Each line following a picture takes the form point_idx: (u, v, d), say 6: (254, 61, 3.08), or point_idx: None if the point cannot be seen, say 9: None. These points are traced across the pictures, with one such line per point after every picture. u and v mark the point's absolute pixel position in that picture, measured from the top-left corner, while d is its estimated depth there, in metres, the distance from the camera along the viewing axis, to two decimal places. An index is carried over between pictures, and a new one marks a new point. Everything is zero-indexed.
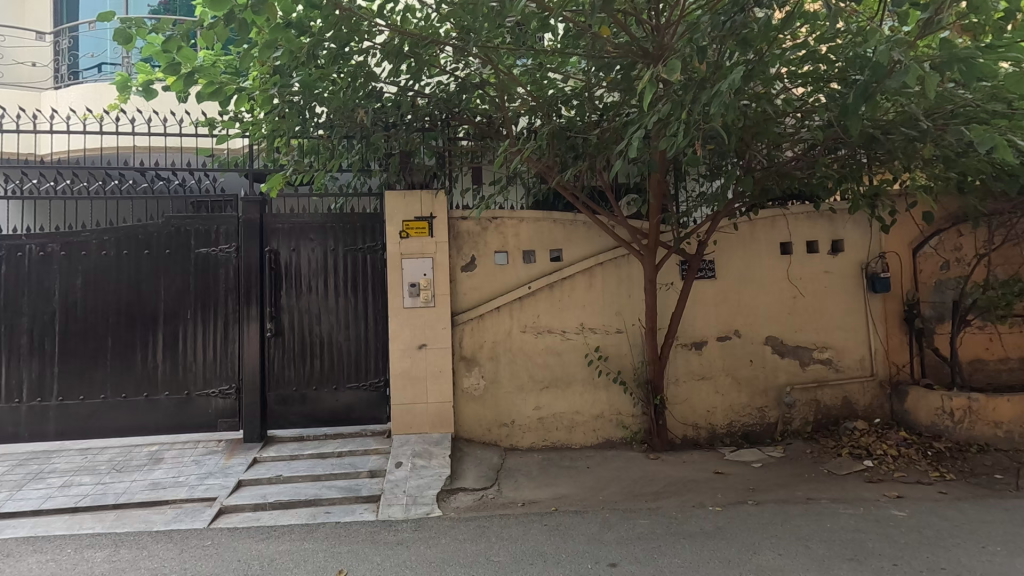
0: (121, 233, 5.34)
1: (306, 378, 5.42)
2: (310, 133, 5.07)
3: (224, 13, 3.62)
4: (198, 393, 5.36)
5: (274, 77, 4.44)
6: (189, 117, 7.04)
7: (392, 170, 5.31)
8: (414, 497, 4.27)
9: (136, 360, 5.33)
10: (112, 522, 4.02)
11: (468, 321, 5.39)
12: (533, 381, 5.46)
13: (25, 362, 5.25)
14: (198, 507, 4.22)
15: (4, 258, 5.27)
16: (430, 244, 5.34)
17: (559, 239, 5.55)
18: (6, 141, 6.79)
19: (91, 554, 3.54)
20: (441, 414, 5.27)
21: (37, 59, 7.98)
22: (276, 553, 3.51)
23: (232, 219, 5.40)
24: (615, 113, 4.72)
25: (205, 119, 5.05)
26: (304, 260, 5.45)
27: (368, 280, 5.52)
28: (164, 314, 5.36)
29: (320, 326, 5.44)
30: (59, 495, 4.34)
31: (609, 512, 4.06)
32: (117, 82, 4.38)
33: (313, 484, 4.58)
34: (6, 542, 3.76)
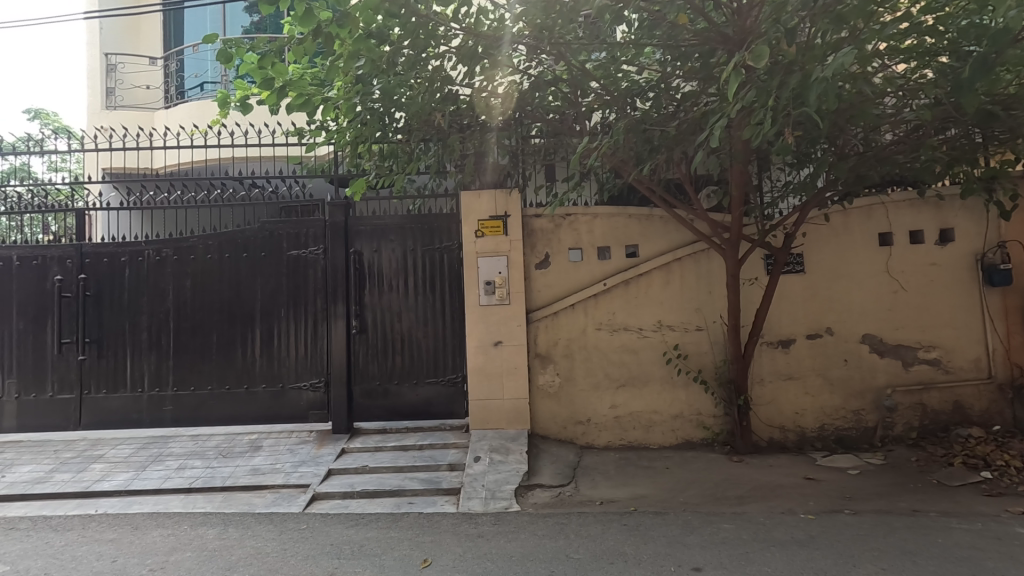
0: (223, 238, 5.81)
1: (388, 372, 5.65)
2: (389, 137, 5.16)
3: (311, 28, 3.88)
4: (291, 386, 5.73)
5: (357, 86, 4.64)
6: (279, 128, 7.53)
7: (467, 171, 5.41)
8: (492, 492, 4.35)
9: (237, 355, 5.78)
10: (220, 502, 4.39)
11: (543, 318, 5.41)
12: (610, 379, 5.39)
13: (145, 355, 5.83)
14: (293, 493, 4.52)
15: (127, 262, 5.86)
16: (504, 242, 5.40)
17: (634, 234, 5.45)
18: (127, 158, 7.58)
19: (204, 532, 3.89)
20: (516, 410, 5.33)
21: (151, 83, 8.90)
22: (364, 539, 3.69)
23: (319, 222, 5.74)
24: (692, 103, 4.54)
25: (294, 129, 5.25)
26: (385, 260, 5.68)
27: (446, 278, 5.68)
28: (261, 312, 5.77)
29: (401, 323, 5.66)
30: (175, 477, 4.80)
31: (691, 515, 3.94)
32: (219, 98, 4.77)
33: (396, 475, 4.77)
34: (134, 517, 4.20)
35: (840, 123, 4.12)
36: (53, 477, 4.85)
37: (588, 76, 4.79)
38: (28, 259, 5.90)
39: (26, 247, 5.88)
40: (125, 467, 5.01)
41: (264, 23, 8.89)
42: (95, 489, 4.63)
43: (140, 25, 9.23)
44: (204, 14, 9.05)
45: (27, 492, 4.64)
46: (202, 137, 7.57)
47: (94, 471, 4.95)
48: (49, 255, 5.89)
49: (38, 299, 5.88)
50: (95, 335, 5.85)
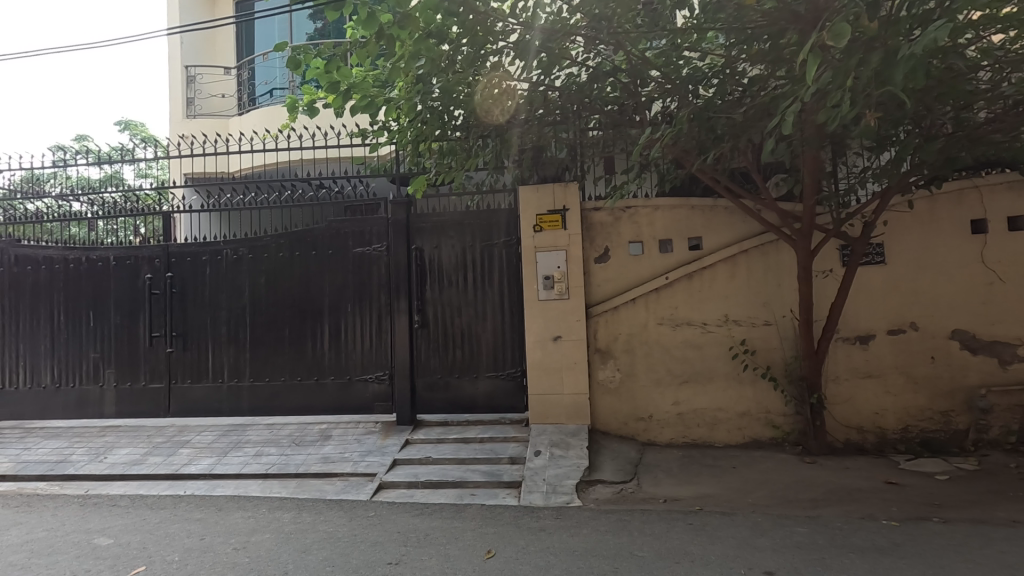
0: (294, 237, 6.10)
1: (449, 366, 5.76)
2: (449, 135, 5.23)
3: (374, 31, 4.01)
4: (357, 378, 5.95)
5: (417, 86, 4.72)
6: (344, 130, 7.81)
7: (524, 166, 5.41)
8: (554, 486, 4.36)
9: (307, 348, 6.06)
10: (294, 488, 4.63)
11: (603, 313, 5.34)
12: (672, 375, 5.27)
13: (225, 348, 6.22)
14: (361, 481, 4.70)
15: (208, 261, 6.26)
16: (563, 237, 5.37)
17: (697, 226, 5.29)
18: (206, 163, 8.08)
19: (280, 515, 4.11)
20: (576, 405, 5.30)
21: (226, 92, 9.45)
22: (430, 528, 3.79)
23: (382, 220, 5.91)
24: (759, 87, 4.34)
25: (358, 131, 5.41)
26: (445, 255, 5.78)
27: (504, 273, 5.72)
28: (329, 307, 6.02)
29: (461, 318, 5.75)
30: (254, 462, 5.10)
31: (761, 517, 3.79)
32: (288, 104, 5.00)
33: (458, 466, 4.86)
34: (218, 499, 4.50)
35: (926, 102, 3.83)
36: (147, 460, 5.27)
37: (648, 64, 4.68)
38: (122, 259, 6.41)
39: (120, 248, 6.40)
40: (209, 452, 5.37)
41: (328, 29, 9.21)
42: (183, 472, 4.99)
43: (216, 38, 9.80)
44: (273, 23, 9.50)
45: (125, 472, 5.07)
46: (273, 141, 7.96)
47: (182, 455, 5.34)
48: (140, 255, 6.39)
49: (131, 296, 6.38)
50: (180, 328, 6.28)
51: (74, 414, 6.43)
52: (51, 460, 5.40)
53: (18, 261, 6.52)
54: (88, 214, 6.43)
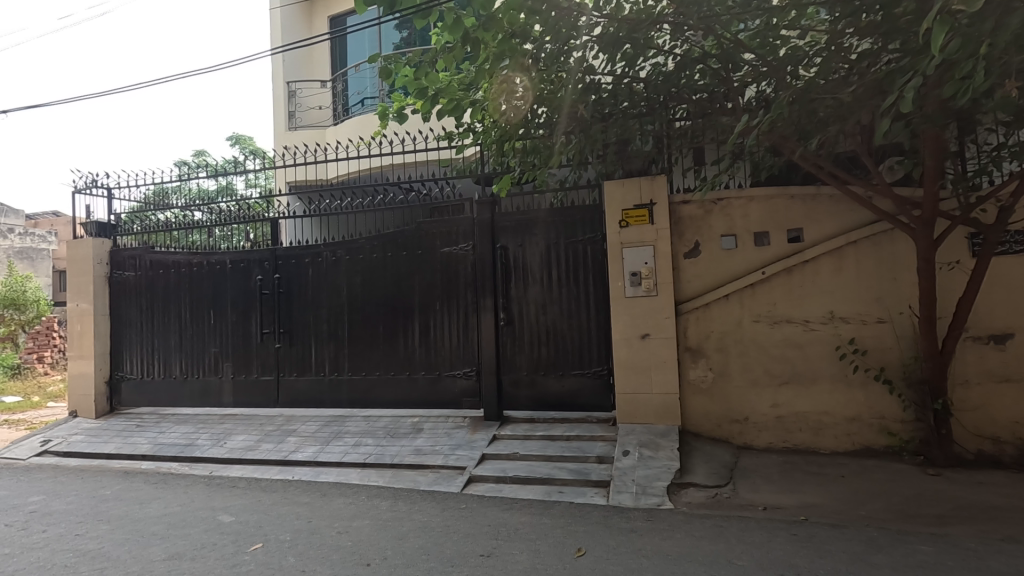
0: (386, 238, 6.40)
1: (534, 363, 5.79)
2: (531, 133, 5.21)
3: (460, 36, 4.10)
4: (446, 374, 6.14)
5: (502, 87, 4.77)
6: (431, 134, 8.08)
7: (609, 160, 5.30)
8: (643, 487, 4.25)
9: (400, 345, 6.33)
10: (390, 478, 4.87)
11: (694, 310, 5.14)
12: (771, 375, 4.97)
13: (326, 344, 6.64)
14: (452, 474, 4.85)
15: (310, 263, 6.71)
16: (650, 232, 5.22)
17: (798, 217, 4.95)
18: (307, 171, 8.68)
19: (378, 503, 4.34)
20: (666, 405, 5.13)
21: (323, 103, 10.10)
22: (519, 523, 3.83)
23: (468, 220, 6.06)
24: (870, 63, 3.96)
25: (444, 134, 5.53)
26: (530, 254, 5.82)
27: (589, 270, 5.66)
28: (419, 306, 6.26)
29: (546, 316, 5.76)
30: (353, 452, 5.41)
31: (877, 532, 3.48)
32: (379, 113, 5.28)
33: (546, 463, 4.88)
34: (322, 485, 4.83)
35: None
36: (261, 446, 5.75)
37: (741, 47, 4.41)
38: (236, 263, 7.04)
39: (235, 253, 7.02)
40: (313, 441, 5.76)
41: (414, 37, 9.55)
42: (292, 459, 5.40)
43: (314, 54, 10.48)
44: (364, 35, 10.03)
45: (243, 457, 5.57)
46: (366, 148, 8.40)
47: (290, 443, 5.77)
48: (251, 258, 6.98)
49: (244, 296, 6.98)
50: (287, 326, 6.79)
51: (199, 402, 7.15)
52: (182, 443, 6.05)
53: (151, 266, 7.34)
54: (207, 222, 7.11)
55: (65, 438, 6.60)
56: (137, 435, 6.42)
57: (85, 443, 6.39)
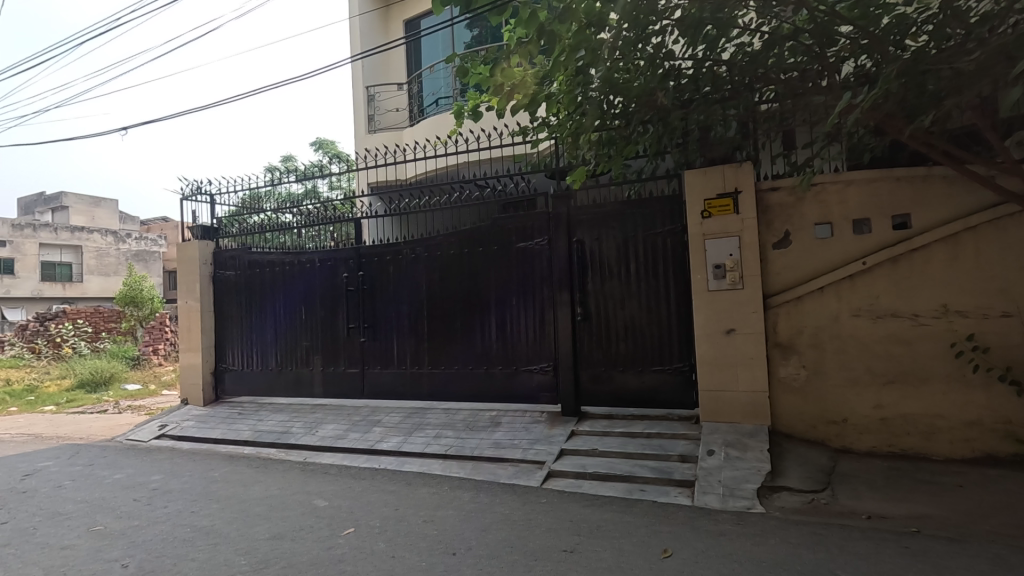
0: (463, 235, 6.52)
1: (613, 358, 5.70)
2: (608, 124, 4.94)
3: (535, 31, 4.08)
4: (523, 369, 6.17)
5: (577, 79, 4.60)
6: (506, 130, 8.13)
7: (690, 149, 5.16)
8: (731, 489, 4.07)
9: (477, 339, 6.44)
10: (471, 470, 4.97)
11: (784, 304, 4.85)
12: (873, 374, 4.60)
13: (407, 338, 6.88)
14: (531, 468, 4.88)
15: (391, 260, 6.97)
16: (735, 222, 4.97)
17: (904, 201, 4.53)
18: (386, 172, 9.01)
19: (460, 494, 4.43)
20: (754, 404, 4.88)
21: (400, 105, 10.44)
22: (601, 520, 3.78)
23: (544, 215, 6.05)
24: (993, 26, 3.53)
25: (518, 130, 5.42)
26: (607, 247, 5.71)
27: (669, 263, 5.48)
28: (496, 301, 6.33)
29: (624, 311, 5.65)
30: (434, 443, 5.57)
31: (1005, 549, 3.12)
32: (454, 112, 5.34)
33: (626, 460, 4.78)
34: (407, 475, 5.00)
35: None
36: (349, 436, 6.05)
37: (838, 19, 3.93)
38: (324, 261, 7.43)
39: (322, 253, 7.41)
40: (397, 431, 5.98)
41: (486, 34, 9.63)
42: (378, 448, 5.64)
43: (390, 59, 10.83)
44: (438, 37, 10.24)
45: (333, 445, 5.89)
46: (442, 147, 8.60)
47: (376, 433, 6.02)
48: (337, 257, 7.33)
49: (331, 292, 7.36)
50: (370, 321, 7.09)
51: (293, 392, 7.64)
52: (279, 431, 6.48)
53: (249, 265, 7.89)
54: (296, 224, 7.55)
55: (179, 423, 7.27)
56: (239, 422, 6.95)
57: (196, 428, 7.01)
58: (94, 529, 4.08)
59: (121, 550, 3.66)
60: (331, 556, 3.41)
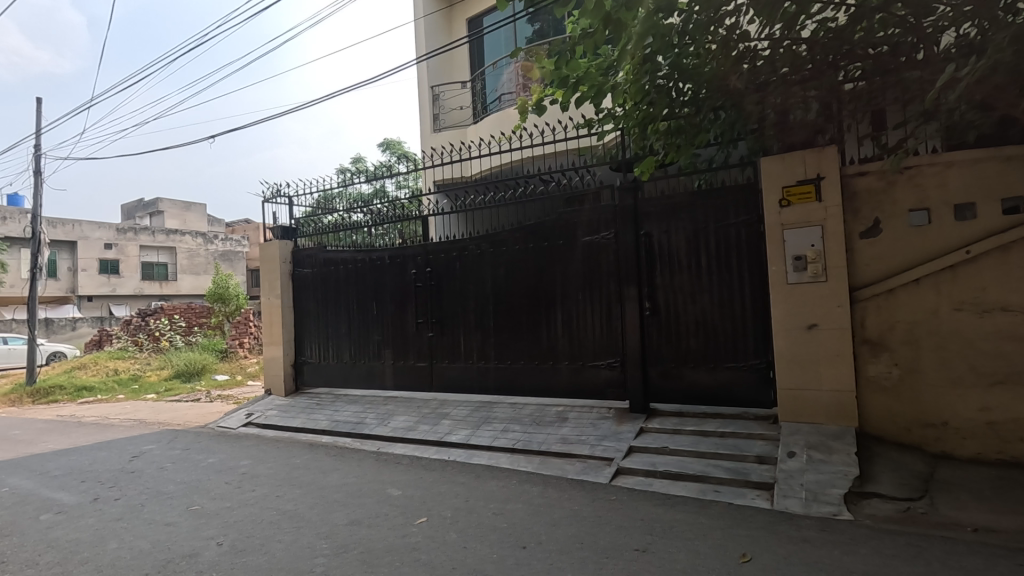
0: (528, 229, 6.53)
1: (683, 354, 5.53)
2: (676, 112, 4.76)
3: (601, 20, 3.96)
4: (590, 364, 6.11)
5: (644, 67, 4.42)
6: (570, 123, 8.06)
7: (766, 134, 4.82)
8: (815, 494, 3.84)
9: (543, 334, 6.44)
10: (539, 465, 4.98)
11: (874, 297, 4.52)
12: (978, 374, 4.20)
13: (474, 333, 6.98)
14: (599, 465, 4.82)
15: (457, 256, 7.09)
16: (817, 210, 4.67)
17: (1016, 183, 4.10)
18: (451, 170, 9.18)
19: (529, 488, 4.45)
20: (839, 404, 4.59)
21: (464, 104, 10.60)
22: (674, 521, 3.68)
23: (609, 208, 5.94)
24: None
25: (584, 122, 5.31)
26: (676, 240, 5.54)
27: (744, 255, 5.23)
28: (561, 296, 6.29)
29: (695, 306, 5.46)
30: (502, 437, 5.62)
31: None
32: (518, 108, 5.34)
33: (699, 459, 4.62)
34: (476, 467, 5.08)
35: None
36: (419, 428, 6.23)
37: None
38: (393, 258, 7.66)
39: (391, 250, 7.64)
40: (465, 424, 6.08)
41: (548, 27, 9.56)
42: (447, 440, 5.76)
43: (453, 58, 11.00)
44: (499, 33, 10.29)
45: (404, 436, 6.08)
46: (505, 143, 8.65)
47: (445, 425, 6.16)
48: (405, 254, 7.54)
49: (401, 288, 7.58)
50: (438, 316, 7.25)
51: (366, 384, 7.95)
52: (353, 422, 6.77)
53: (324, 263, 8.27)
54: (366, 223, 7.81)
55: (263, 412, 7.75)
56: (317, 413, 7.32)
57: (278, 417, 7.44)
58: (193, 509, 4.42)
59: (216, 529, 3.94)
60: (405, 544, 3.51)
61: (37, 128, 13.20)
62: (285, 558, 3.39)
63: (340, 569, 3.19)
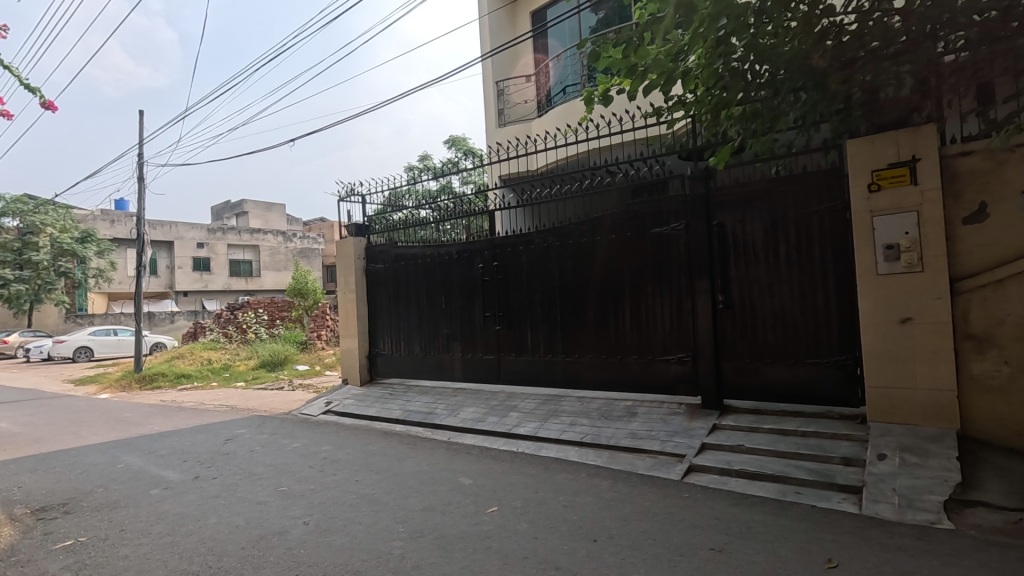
0: (595, 222, 6.46)
1: (761, 349, 5.30)
2: (751, 96, 4.46)
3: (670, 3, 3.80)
4: (659, 358, 5.97)
5: (717, 50, 4.22)
6: (639, 113, 7.89)
7: (852, 114, 4.43)
8: (910, 500, 3.57)
9: (611, 328, 6.37)
10: (608, 459, 4.94)
11: (979, 288, 4.14)
12: None
13: (540, 326, 7.01)
14: (670, 461, 4.72)
15: (524, 250, 7.13)
16: (912, 195, 4.34)
17: None
18: (518, 165, 9.23)
19: (598, 482, 4.43)
20: (938, 404, 4.24)
21: (528, 98, 10.66)
22: (752, 521, 3.55)
23: (680, 198, 5.77)
24: None
25: (652, 111, 5.07)
26: (753, 230, 5.30)
27: (827, 245, 4.94)
28: (629, 289, 6.19)
29: (772, 299, 5.21)
30: (570, 430, 5.62)
31: None
32: (584, 98, 5.23)
33: (777, 459, 4.42)
34: (544, 460, 5.12)
35: None
36: (488, 419, 6.34)
37: None
38: (461, 253, 7.81)
39: (458, 245, 7.80)
40: (532, 417, 6.13)
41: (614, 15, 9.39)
42: (515, 432, 5.84)
43: (517, 53, 11.07)
44: (563, 25, 10.22)
45: (474, 427, 6.22)
46: (572, 135, 8.58)
47: (513, 417, 6.24)
48: (473, 249, 7.66)
49: (468, 282, 7.72)
50: (505, 309, 7.34)
51: (435, 376, 8.19)
52: (425, 412, 7.00)
53: (395, 258, 8.56)
54: (434, 219, 8.00)
55: (341, 401, 8.16)
56: (390, 402, 7.62)
57: (355, 405, 7.82)
58: (281, 490, 4.74)
59: (302, 509, 4.21)
60: (478, 531, 3.60)
61: (140, 139, 14.46)
62: (365, 539, 3.57)
63: (416, 552, 3.32)
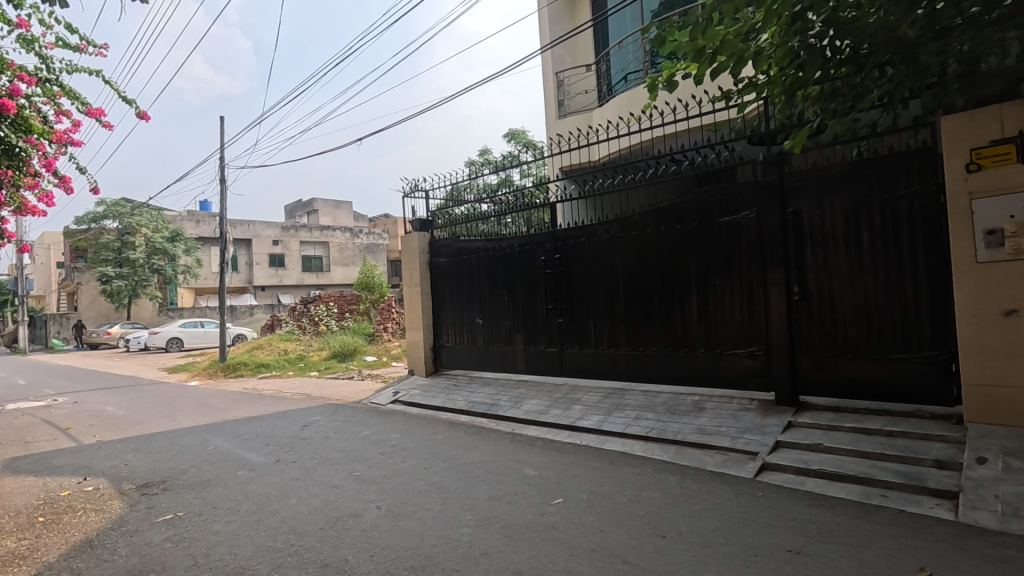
0: (659, 212, 6.29)
1: (841, 343, 5.00)
2: (830, 74, 4.18)
3: None
4: (729, 352, 5.76)
5: (793, 26, 3.97)
6: (706, 97, 7.59)
7: (948, 88, 4.08)
8: (1016, 508, 3.27)
9: (676, 321, 6.21)
10: (675, 455, 4.83)
11: None
12: None
13: (603, 319, 6.93)
14: (741, 458, 4.55)
15: (586, 242, 7.06)
16: (1019, 174, 3.95)
17: None
18: (579, 156, 9.13)
19: (665, 477, 4.34)
20: None
21: (588, 87, 10.51)
22: (832, 524, 3.37)
23: (751, 185, 5.52)
24: None
25: (719, 95, 4.81)
26: (832, 217, 4.99)
27: (917, 231, 4.58)
28: (696, 280, 6.00)
29: (855, 290, 4.90)
30: (634, 424, 5.54)
31: None
32: (649, 85, 5.09)
33: (860, 460, 4.16)
34: (609, 453, 5.08)
35: None
36: (551, 412, 6.36)
37: None
38: (522, 245, 7.83)
39: (519, 238, 7.84)
40: (596, 410, 6.09)
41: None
42: (579, 425, 5.82)
43: (576, 43, 10.95)
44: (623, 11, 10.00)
45: (537, 420, 6.25)
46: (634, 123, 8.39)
47: (576, 410, 6.22)
48: (535, 242, 7.66)
49: (530, 275, 7.74)
50: (567, 302, 7.31)
51: (498, 367, 8.29)
52: (488, 403, 7.11)
53: (458, 252, 8.71)
54: (495, 213, 8.06)
55: (407, 391, 8.42)
56: (454, 393, 7.79)
57: (421, 396, 8.05)
58: (355, 474, 4.97)
59: (374, 494, 4.39)
60: (544, 522, 3.63)
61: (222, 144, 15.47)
62: (435, 525, 3.68)
63: (484, 540, 3.39)
